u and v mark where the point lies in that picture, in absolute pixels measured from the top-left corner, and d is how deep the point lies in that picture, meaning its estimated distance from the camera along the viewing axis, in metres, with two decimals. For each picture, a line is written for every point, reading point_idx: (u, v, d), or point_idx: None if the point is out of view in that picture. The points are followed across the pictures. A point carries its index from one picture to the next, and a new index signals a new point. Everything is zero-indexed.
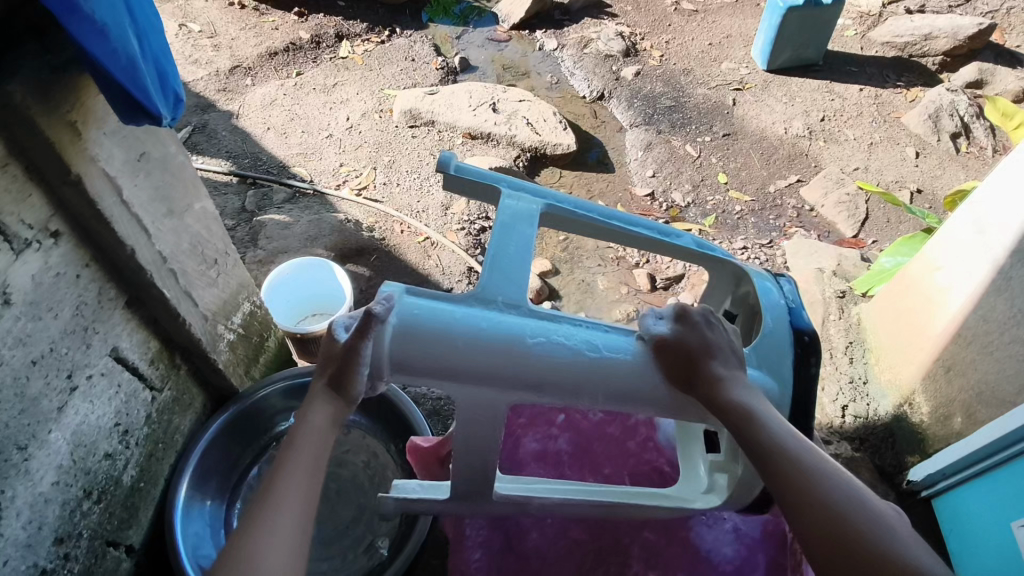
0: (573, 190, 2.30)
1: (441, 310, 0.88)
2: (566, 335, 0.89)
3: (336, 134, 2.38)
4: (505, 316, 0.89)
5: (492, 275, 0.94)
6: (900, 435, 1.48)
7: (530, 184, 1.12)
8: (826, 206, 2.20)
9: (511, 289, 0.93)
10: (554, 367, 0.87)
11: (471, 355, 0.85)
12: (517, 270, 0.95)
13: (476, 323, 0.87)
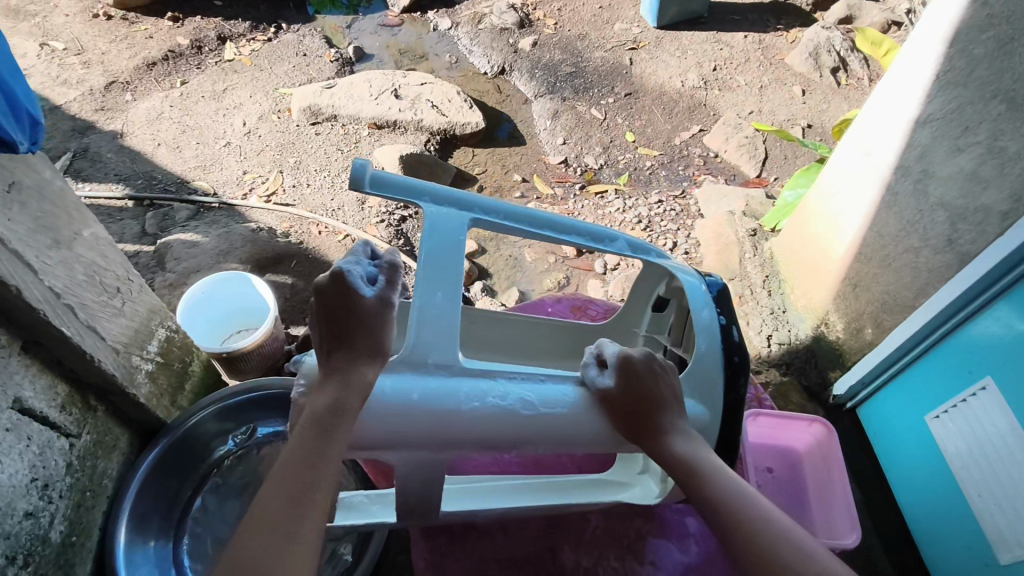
0: (487, 167, 2.30)
1: (364, 384, 0.76)
2: (504, 396, 0.79)
3: (234, 141, 2.27)
4: (437, 381, 0.77)
5: (423, 331, 0.79)
6: (820, 353, 1.59)
7: (455, 190, 0.92)
8: (729, 150, 2.30)
9: (439, 347, 0.79)
10: (495, 434, 0.78)
11: (397, 434, 0.75)
12: (446, 321, 0.80)
13: (405, 396, 0.76)
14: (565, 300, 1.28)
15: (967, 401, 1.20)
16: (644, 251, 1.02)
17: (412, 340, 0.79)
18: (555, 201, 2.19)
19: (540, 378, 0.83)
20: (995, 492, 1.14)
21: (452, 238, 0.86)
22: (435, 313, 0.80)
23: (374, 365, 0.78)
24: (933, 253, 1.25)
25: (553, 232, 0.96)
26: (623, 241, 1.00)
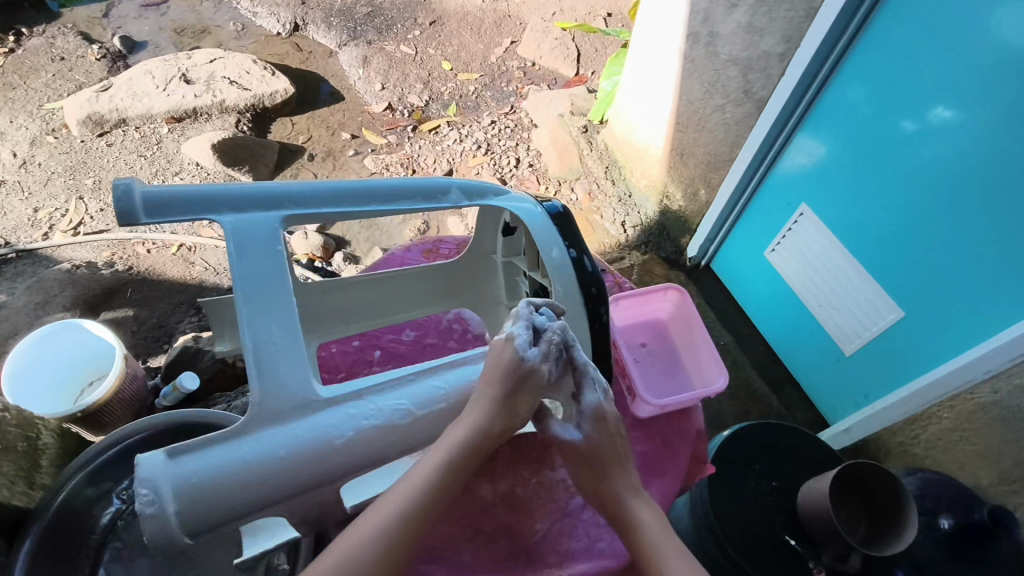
0: (312, 133, 2.17)
1: (221, 458, 0.63)
2: (379, 412, 0.70)
3: (10, 178, 1.93)
4: (302, 427, 0.66)
5: (265, 375, 0.67)
6: (669, 225, 1.70)
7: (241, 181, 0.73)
8: (543, 56, 2.32)
9: (298, 381, 0.68)
10: (385, 454, 0.70)
11: (275, 494, 0.65)
12: (287, 353, 0.68)
13: (270, 455, 0.64)
14: (415, 246, 1.20)
15: (792, 230, 1.35)
16: (484, 193, 0.89)
17: (258, 392, 0.66)
18: (391, 149, 2.12)
19: (412, 377, 0.74)
20: (829, 299, 1.31)
21: (262, 252, 0.70)
22: (271, 350, 0.68)
23: (223, 434, 0.64)
24: (735, 107, 1.35)
25: (377, 205, 0.81)
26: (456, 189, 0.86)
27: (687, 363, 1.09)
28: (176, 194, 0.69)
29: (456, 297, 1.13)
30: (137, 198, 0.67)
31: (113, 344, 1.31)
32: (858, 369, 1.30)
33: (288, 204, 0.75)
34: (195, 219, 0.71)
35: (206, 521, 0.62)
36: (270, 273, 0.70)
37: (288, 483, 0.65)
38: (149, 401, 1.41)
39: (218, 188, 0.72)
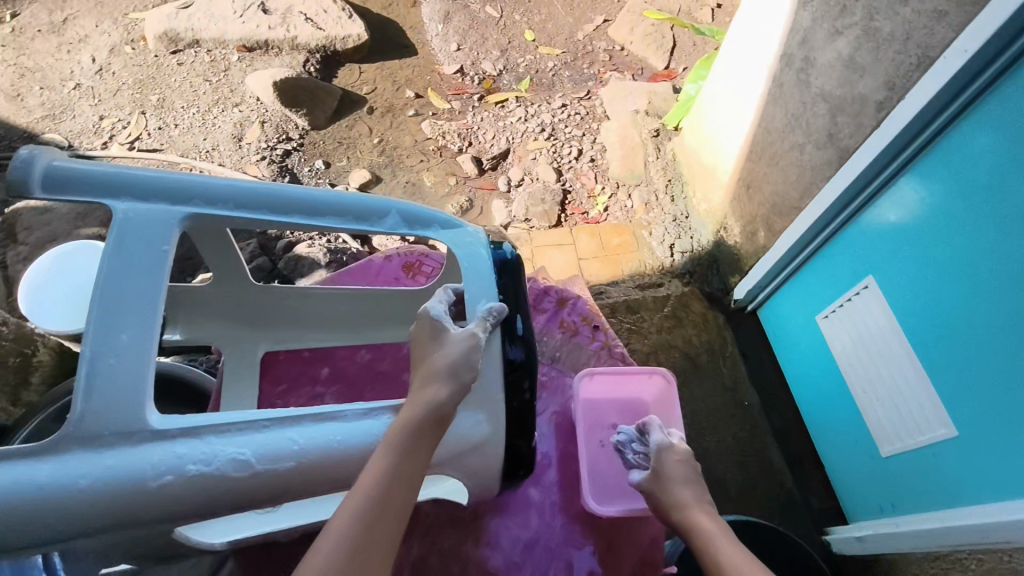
0: (377, 85, 2.09)
1: (14, 477, 0.55)
2: (209, 461, 0.60)
3: (84, 82, 1.97)
4: (114, 459, 0.57)
5: (94, 392, 0.59)
6: (722, 258, 1.54)
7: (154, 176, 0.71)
8: (635, 41, 2.14)
9: (120, 405, 0.59)
10: (209, 507, 0.60)
11: (63, 529, 0.56)
12: (128, 365, 0.61)
13: (66, 487, 0.56)
14: (397, 257, 1.17)
15: (852, 301, 1.17)
16: (429, 223, 0.82)
17: (79, 409, 0.58)
18: (452, 116, 2.03)
19: (266, 423, 0.63)
20: (877, 389, 1.13)
21: (144, 245, 0.67)
22: (111, 355, 0.61)
23: (26, 450, 0.56)
24: (816, 149, 1.17)
25: (298, 217, 0.76)
26: (394, 215, 0.80)
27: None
28: (77, 170, 0.69)
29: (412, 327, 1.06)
30: (36, 166, 0.68)
31: None
32: (894, 473, 1.13)
33: (196, 200, 0.72)
34: (94, 199, 0.70)
35: None
36: (142, 270, 0.66)
37: (80, 514, 0.56)
38: None
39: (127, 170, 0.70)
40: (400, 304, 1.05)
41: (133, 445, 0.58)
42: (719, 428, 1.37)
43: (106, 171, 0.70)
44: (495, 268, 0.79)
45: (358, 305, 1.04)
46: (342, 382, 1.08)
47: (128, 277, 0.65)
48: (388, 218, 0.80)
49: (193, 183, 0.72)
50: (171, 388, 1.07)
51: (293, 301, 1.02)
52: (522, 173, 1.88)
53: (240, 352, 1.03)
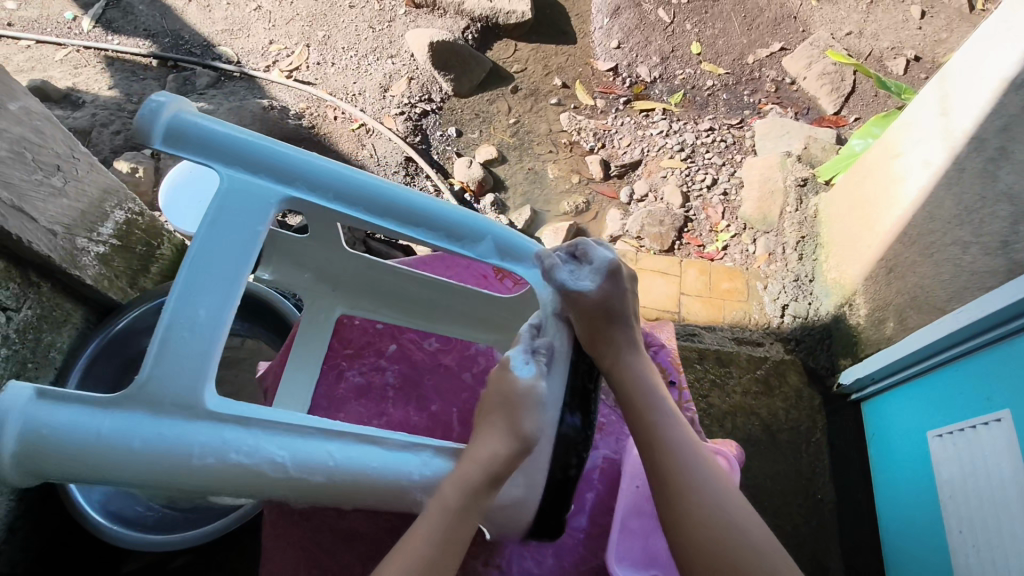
0: (528, 65, 2.08)
1: (82, 422, 0.58)
2: (251, 452, 0.61)
3: (265, 6, 2.10)
4: (172, 427, 0.60)
5: (163, 361, 0.61)
6: (837, 337, 1.41)
7: (271, 152, 0.72)
8: (808, 78, 1.98)
9: (188, 379, 0.61)
10: (240, 490, 0.62)
11: (112, 476, 0.59)
12: (199, 342, 0.63)
13: (124, 442, 0.59)
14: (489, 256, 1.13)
15: (974, 430, 1.02)
16: (515, 258, 0.83)
17: (147, 371, 0.60)
18: (593, 113, 1.98)
19: (310, 430, 0.64)
20: (976, 536, 0.99)
21: (242, 223, 0.69)
22: (186, 330, 0.63)
23: (98, 397, 0.59)
24: (983, 254, 1.02)
25: (393, 223, 0.77)
26: (487, 241, 0.81)
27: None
28: (200, 130, 0.70)
29: (489, 333, 1.03)
30: (158, 119, 0.68)
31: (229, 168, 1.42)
32: None
33: (302, 185, 0.74)
34: (204, 163, 0.71)
35: (40, 473, 0.58)
36: (236, 249, 0.67)
37: (130, 476, 0.59)
38: None
39: (243, 141, 0.72)
40: (485, 308, 1.01)
41: (190, 421, 0.60)
42: (782, 514, 1.27)
43: (223, 136, 0.71)
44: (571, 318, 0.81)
45: (445, 296, 1.02)
46: (405, 364, 1.05)
47: (221, 253, 0.67)
48: (480, 244, 0.81)
49: (301, 166, 0.74)
50: (268, 313, 1.14)
51: (382, 275, 1.02)
52: (646, 189, 1.81)
53: (318, 306, 1.03)
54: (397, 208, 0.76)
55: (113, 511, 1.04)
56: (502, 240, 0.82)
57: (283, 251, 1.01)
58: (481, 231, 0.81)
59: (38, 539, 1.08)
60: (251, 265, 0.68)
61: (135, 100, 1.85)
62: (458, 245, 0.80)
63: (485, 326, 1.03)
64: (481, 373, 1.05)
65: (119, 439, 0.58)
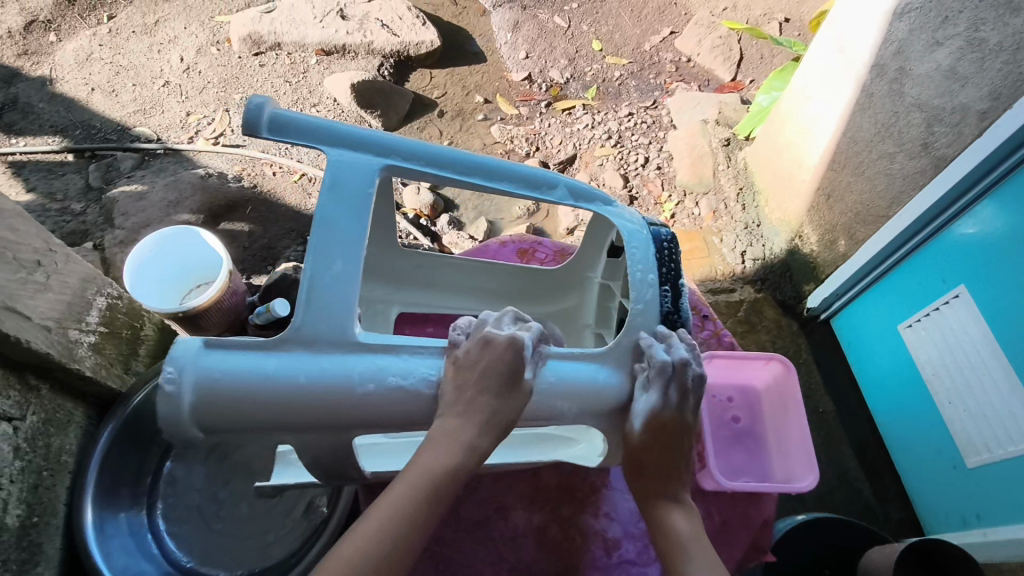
0: (447, 89, 2.16)
1: (250, 365, 0.68)
2: (403, 374, 0.71)
3: (173, 80, 2.07)
4: (328, 362, 0.69)
5: (313, 307, 0.70)
6: (795, 267, 1.56)
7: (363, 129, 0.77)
8: (702, 53, 2.17)
9: (335, 316, 0.70)
10: (395, 414, 0.71)
11: (279, 409, 0.68)
12: (341, 296, 0.70)
13: (291, 379, 0.68)
14: (511, 242, 1.13)
15: (940, 311, 1.16)
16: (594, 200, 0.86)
17: (301, 318, 0.70)
18: (520, 121, 2.07)
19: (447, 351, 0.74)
20: (965, 401, 1.13)
21: (349, 194, 0.74)
22: (326, 284, 0.70)
23: (259, 344, 0.69)
24: (908, 159, 1.18)
25: (479, 180, 0.81)
26: (565, 188, 0.84)
27: (772, 447, 1.02)
28: (296, 117, 0.74)
29: (543, 306, 1.07)
30: (259, 108, 0.73)
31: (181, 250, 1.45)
32: (976, 486, 1.13)
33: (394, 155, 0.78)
34: (304, 147, 0.76)
35: (214, 414, 0.68)
36: (351, 215, 0.73)
37: (290, 406, 0.68)
38: (243, 316, 1.52)
39: (335, 124, 0.77)
40: (533, 281, 1.07)
41: (342, 352, 0.70)
42: None
43: (319, 123, 0.77)
44: (654, 242, 0.84)
45: (496, 277, 1.06)
46: None
47: (336, 223, 0.72)
48: (557, 190, 0.84)
49: (387, 138, 0.78)
50: None
51: (432, 268, 1.05)
52: (588, 178, 1.90)
53: (374, 310, 1.04)
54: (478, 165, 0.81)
55: None
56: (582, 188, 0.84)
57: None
58: (557, 180, 0.84)
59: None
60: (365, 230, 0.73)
61: (60, 197, 1.78)
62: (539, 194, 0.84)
63: (533, 298, 1.07)
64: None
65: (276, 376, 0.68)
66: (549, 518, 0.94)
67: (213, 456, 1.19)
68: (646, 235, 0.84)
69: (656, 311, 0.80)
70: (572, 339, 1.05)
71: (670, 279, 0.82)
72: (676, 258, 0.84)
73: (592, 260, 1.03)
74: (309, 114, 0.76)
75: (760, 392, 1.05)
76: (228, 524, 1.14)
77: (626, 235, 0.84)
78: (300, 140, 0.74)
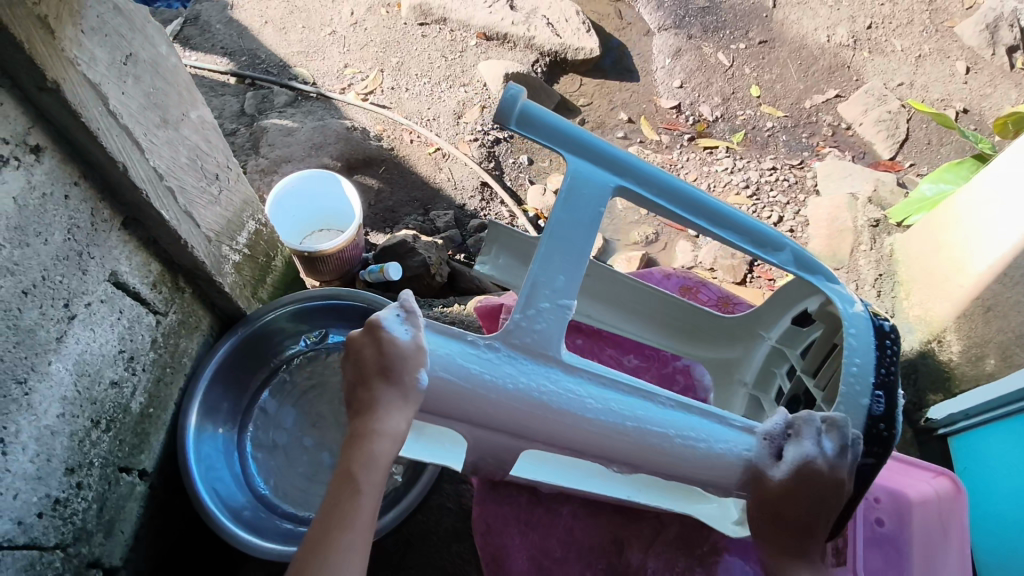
0: (594, 100, 2.13)
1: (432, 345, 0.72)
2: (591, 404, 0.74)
3: (339, 31, 2.14)
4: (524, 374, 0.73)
5: (528, 315, 0.74)
6: (924, 372, 1.46)
7: (608, 147, 0.80)
8: (865, 124, 2.07)
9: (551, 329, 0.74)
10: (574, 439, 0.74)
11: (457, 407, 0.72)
12: (560, 303, 0.75)
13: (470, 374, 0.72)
14: (677, 276, 1.10)
15: None
16: (814, 271, 0.85)
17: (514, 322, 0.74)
18: (659, 148, 2.03)
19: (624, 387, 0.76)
20: None
21: (586, 207, 0.77)
22: (547, 291, 0.75)
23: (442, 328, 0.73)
24: None
25: (706, 223, 0.82)
26: (790, 251, 0.84)
27: (916, 565, 0.97)
28: (549, 121, 0.77)
29: (700, 349, 1.04)
30: (519, 106, 0.76)
31: (310, 190, 1.48)
32: None
33: (630, 179, 0.80)
34: (550, 148, 0.79)
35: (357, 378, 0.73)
36: (580, 224, 0.77)
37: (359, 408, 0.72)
38: (355, 270, 1.55)
39: (585, 135, 0.80)
40: (700, 324, 1.03)
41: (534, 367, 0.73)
42: None
43: (567, 128, 0.79)
44: (875, 332, 0.81)
45: (665, 307, 1.03)
46: None
47: (571, 230, 0.77)
48: (782, 252, 0.84)
49: (628, 163, 0.80)
50: None
51: (604, 283, 1.02)
52: None
53: None
54: (707, 208, 0.82)
55: (248, 523, 1.03)
56: (806, 256, 0.84)
57: (504, 243, 1.05)
58: (782, 241, 0.84)
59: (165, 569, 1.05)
60: (590, 243, 0.77)
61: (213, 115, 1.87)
62: (762, 251, 0.83)
63: (691, 339, 1.04)
64: (681, 390, 1.03)
65: (359, 400, 0.73)
66: (649, 561, 0.91)
67: (305, 399, 1.21)
68: (864, 318, 0.82)
69: (863, 417, 0.77)
70: (721, 392, 1.02)
71: (885, 383, 0.78)
72: (895, 360, 0.80)
73: (771, 324, 0.97)
74: (561, 120, 0.79)
75: (913, 503, 1.00)
76: (311, 467, 1.16)
77: (844, 314, 0.82)
78: (550, 144, 0.77)
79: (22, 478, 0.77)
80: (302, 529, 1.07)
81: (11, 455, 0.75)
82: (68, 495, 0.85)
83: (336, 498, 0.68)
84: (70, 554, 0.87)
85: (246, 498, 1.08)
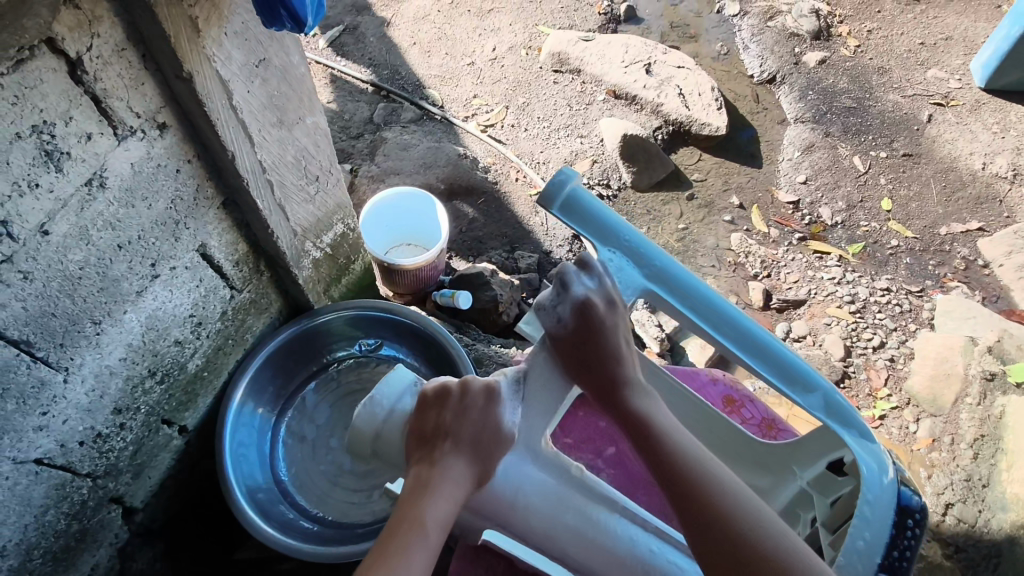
0: (708, 177, 2.08)
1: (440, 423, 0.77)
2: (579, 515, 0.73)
3: (478, 63, 2.25)
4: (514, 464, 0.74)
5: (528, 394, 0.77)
6: (1008, 560, 1.22)
7: (648, 245, 0.84)
8: (1005, 266, 1.87)
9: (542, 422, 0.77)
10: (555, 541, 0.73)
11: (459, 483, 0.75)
12: None
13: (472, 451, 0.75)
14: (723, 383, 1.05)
15: None
16: (849, 424, 0.80)
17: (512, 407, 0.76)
18: (764, 240, 1.94)
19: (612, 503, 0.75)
20: None
21: None
22: None
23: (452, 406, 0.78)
24: None
25: (730, 342, 0.82)
26: (821, 395, 0.80)
27: None
28: (588, 211, 0.83)
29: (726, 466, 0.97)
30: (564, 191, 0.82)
31: (405, 203, 1.54)
32: None
33: (660, 283, 0.84)
34: (584, 236, 0.84)
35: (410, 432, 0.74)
36: None
37: (425, 464, 0.71)
38: (428, 290, 1.60)
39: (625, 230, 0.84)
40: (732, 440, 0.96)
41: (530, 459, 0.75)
42: None
43: (610, 220, 0.84)
44: (897, 508, 0.72)
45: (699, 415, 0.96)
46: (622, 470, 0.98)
47: None
48: (813, 395, 0.81)
49: (661, 264, 0.84)
50: (451, 368, 1.15)
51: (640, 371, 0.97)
52: (804, 333, 1.73)
53: None
54: (735, 327, 0.82)
55: (258, 504, 1.06)
56: (840, 406, 0.80)
57: None
58: (814, 382, 0.81)
59: (177, 522, 1.12)
60: None
61: (345, 117, 2.01)
62: (790, 387, 0.81)
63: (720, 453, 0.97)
64: None
65: (426, 454, 0.71)
66: None
67: (343, 400, 1.26)
68: (891, 488, 0.73)
69: None
70: None
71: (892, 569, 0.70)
72: (913, 547, 0.71)
73: (806, 462, 0.89)
74: (605, 209, 0.84)
75: None
76: (333, 468, 1.20)
77: (869, 479, 0.74)
78: (585, 233, 0.83)
79: (73, 407, 0.85)
80: (303, 523, 1.10)
81: (70, 384, 0.83)
82: (109, 432, 0.92)
83: (399, 551, 0.64)
84: (97, 485, 0.94)
85: (265, 480, 1.12)
